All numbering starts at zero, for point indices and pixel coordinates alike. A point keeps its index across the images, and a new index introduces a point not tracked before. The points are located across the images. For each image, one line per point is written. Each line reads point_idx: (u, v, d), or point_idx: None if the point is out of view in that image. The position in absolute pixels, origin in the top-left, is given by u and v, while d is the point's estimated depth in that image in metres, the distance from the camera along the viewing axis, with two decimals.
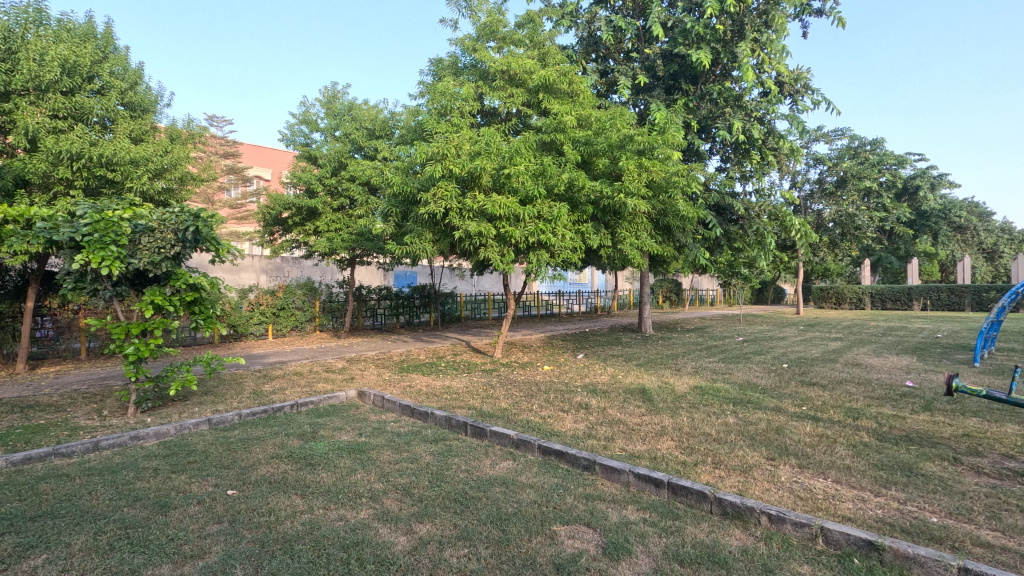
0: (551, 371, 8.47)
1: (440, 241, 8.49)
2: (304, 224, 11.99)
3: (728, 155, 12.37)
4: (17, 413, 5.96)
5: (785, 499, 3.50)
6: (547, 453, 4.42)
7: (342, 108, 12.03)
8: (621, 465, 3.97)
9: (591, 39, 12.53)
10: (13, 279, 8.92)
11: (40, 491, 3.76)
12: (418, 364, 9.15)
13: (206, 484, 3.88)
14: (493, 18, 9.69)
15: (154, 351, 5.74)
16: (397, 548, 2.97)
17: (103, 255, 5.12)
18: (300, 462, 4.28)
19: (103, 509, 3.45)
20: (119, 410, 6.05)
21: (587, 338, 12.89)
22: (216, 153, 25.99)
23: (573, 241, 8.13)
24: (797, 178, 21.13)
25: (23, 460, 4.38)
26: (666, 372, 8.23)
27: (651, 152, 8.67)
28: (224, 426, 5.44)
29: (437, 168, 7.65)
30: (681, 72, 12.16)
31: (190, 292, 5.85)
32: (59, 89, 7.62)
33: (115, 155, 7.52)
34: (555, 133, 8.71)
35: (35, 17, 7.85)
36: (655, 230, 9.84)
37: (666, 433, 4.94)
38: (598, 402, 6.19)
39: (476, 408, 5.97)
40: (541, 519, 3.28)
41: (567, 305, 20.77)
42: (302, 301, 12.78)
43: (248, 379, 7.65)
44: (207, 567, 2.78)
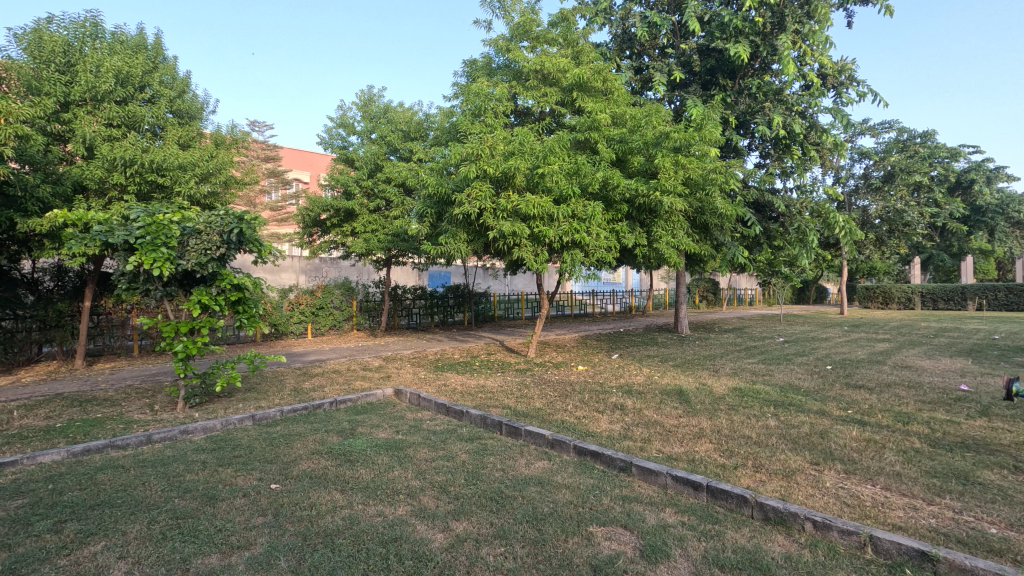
0: (585, 371, 8.41)
1: (474, 241, 8.53)
2: (342, 225, 12.25)
3: (767, 151, 12.02)
4: (77, 406, 6.30)
5: (830, 505, 3.39)
6: (583, 453, 4.40)
7: (378, 111, 12.24)
8: (658, 466, 3.92)
9: (625, 35, 12.37)
10: (71, 280, 9.48)
11: (98, 480, 3.96)
12: (453, 363, 9.24)
13: (250, 477, 4.01)
14: (526, 17, 9.69)
15: (201, 349, 5.98)
16: (434, 544, 3.01)
17: (154, 257, 5.37)
18: (339, 459, 4.38)
19: (156, 500, 3.61)
20: (169, 406, 6.32)
21: (622, 338, 12.76)
22: (257, 157, 26.87)
23: (607, 241, 8.06)
24: (841, 173, 20.39)
25: (82, 451, 4.62)
26: (704, 373, 8.06)
27: (687, 149, 8.52)
28: (267, 422, 5.61)
29: (471, 169, 7.70)
30: (718, 67, 11.90)
31: (235, 292, 6.06)
32: (113, 99, 8.00)
33: (165, 161, 7.86)
34: (589, 131, 8.65)
35: (92, 31, 8.28)
36: (692, 229, 9.65)
37: (704, 436, 4.85)
38: (634, 403, 6.12)
39: (511, 407, 5.99)
40: (578, 519, 3.27)
41: (601, 305, 20.61)
42: (340, 301, 13.06)
43: (289, 377, 7.87)
44: (253, 558, 2.87)
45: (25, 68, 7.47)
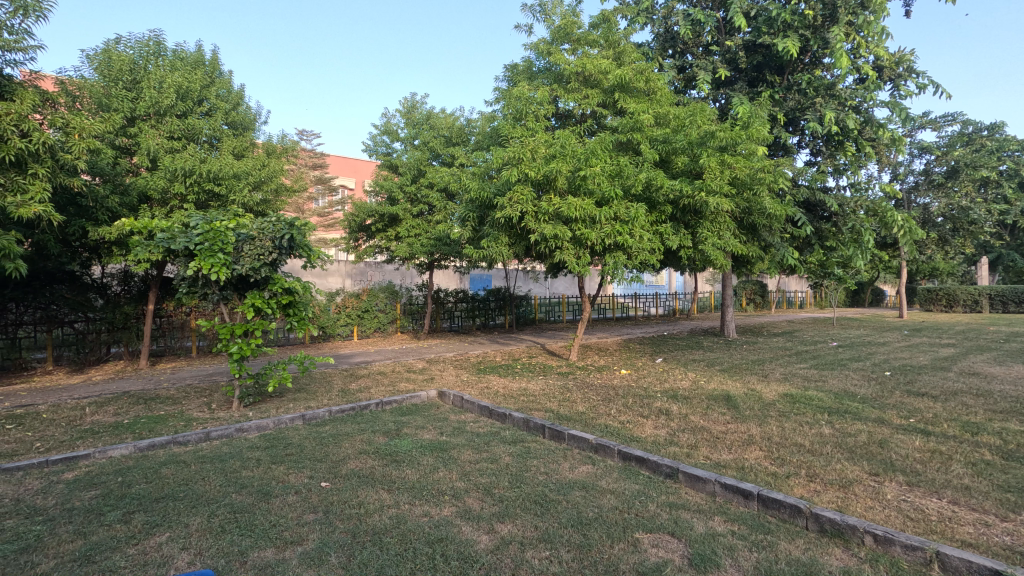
0: (628, 375, 8.28)
1: (515, 244, 8.55)
2: (386, 230, 12.50)
3: (818, 148, 11.57)
4: (143, 404, 6.66)
5: (892, 518, 3.23)
6: (628, 459, 4.34)
7: (421, 118, 12.45)
8: (706, 474, 3.83)
9: (668, 34, 12.16)
10: (136, 284, 9.98)
11: (163, 475, 4.18)
12: (495, 366, 9.29)
13: (302, 475, 4.15)
14: (567, 20, 9.66)
15: (254, 350, 6.23)
16: (480, 546, 3.03)
17: (212, 262, 5.62)
18: (386, 459, 4.48)
19: (215, 494, 3.78)
20: (225, 404, 6.61)
21: (666, 342, 12.52)
22: (305, 165, 27.86)
23: (651, 243, 7.94)
24: (899, 170, 19.41)
25: (148, 447, 4.89)
26: (753, 378, 7.82)
27: (734, 148, 8.31)
28: (316, 421, 5.79)
29: (513, 173, 7.71)
30: (765, 63, 11.56)
31: (286, 296, 6.28)
32: (174, 113, 8.46)
33: (222, 171, 8.24)
34: (631, 132, 8.56)
35: (155, 49, 8.81)
36: (738, 230, 9.38)
37: (754, 443, 4.70)
38: (681, 408, 5.99)
39: (554, 410, 5.96)
40: (623, 525, 3.24)
41: (644, 308, 20.31)
42: (385, 304, 13.33)
43: (337, 378, 8.09)
44: (306, 553, 2.96)
45: (96, 87, 7.99)
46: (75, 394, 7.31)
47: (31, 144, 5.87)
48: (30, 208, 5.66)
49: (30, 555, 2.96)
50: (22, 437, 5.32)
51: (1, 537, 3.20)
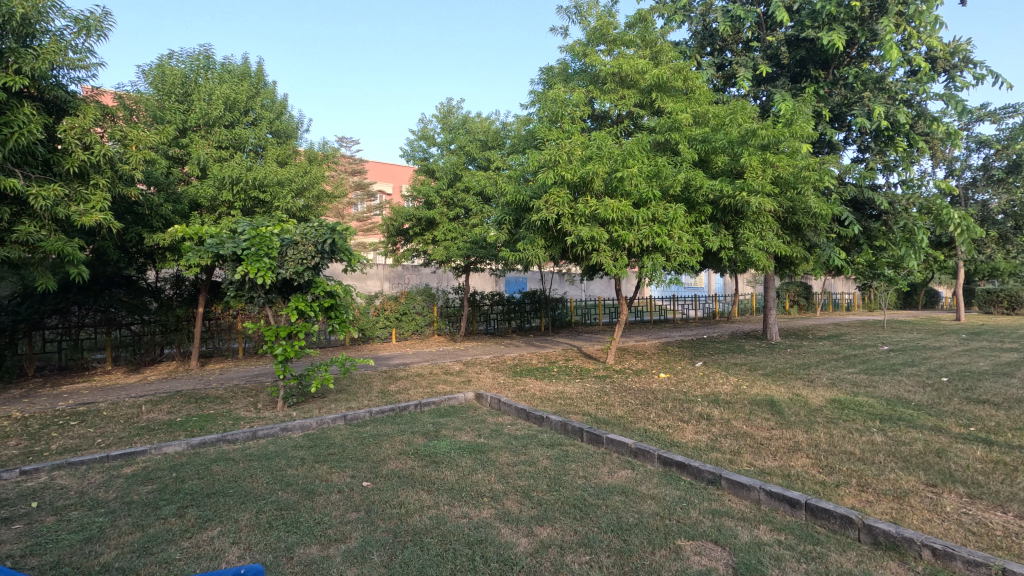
0: (667, 379, 8.15)
1: (552, 246, 8.53)
2: (423, 234, 12.67)
3: (866, 145, 11.12)
4: (194, 403, 6.95)
5: (952, 532, 3.07)
6: (668, 464, 4.27)
7: (457, 122, 12.59)
8: (750, 480, 3.73)
9: (706, 31, 11.92)
10: (188, 288, 10.37)
11: (213, 471, 4.35)
12: (531, 369, 9.28)
13: (344, 475, 4.23)
14: (603, 21, 9.60)
15: (298, 352, 6.42)
16: (519, 549, 3.03)
17: (259, 266, 5.83)
18: (425, 460, 4.53)
19: (262, 491, 3.91)
20: (270, 404, 6.83)
21: (706, 345, 12.24)
22: (345, 171, 28.54)
23: (690, 244, 7.81)
24: (955, 165, 18.47)
25: (199, 444, 5.09)
26: (798, 383, 7.56)
27: (776, 146, 8.09)
28: (357, 421, 5.92)
29: (549, 175, 7.70)
30: (809, 57, 11.21)
31: (328, 299, 6.46)
32: (222, 123, 8.81)
33: (266, 178, 8.55)
34: (669, 132, 8.44)
35: (204, 63, 9.20)
36: (782, 230, 9.09)
37: (800, 450, 4.55)
38: (722, 413, 5.85)
39: (592, 414, 5.92)
40: (665, 531, 3.18)
41: (682, 310, 19.96)
42: (422, 306, 13.52)
43: (376, 379, 8.26)
44: (349, 551, 3.03)
45: (151, 100, 8.40)
46: (132, 393, 7.68)
47: (92, 156, 6.21)
48: (92, 216, 5.98)
49: (94, 545, 3.13)
50: (85, 433, 5.63)
51: (68, 527, 3.39)
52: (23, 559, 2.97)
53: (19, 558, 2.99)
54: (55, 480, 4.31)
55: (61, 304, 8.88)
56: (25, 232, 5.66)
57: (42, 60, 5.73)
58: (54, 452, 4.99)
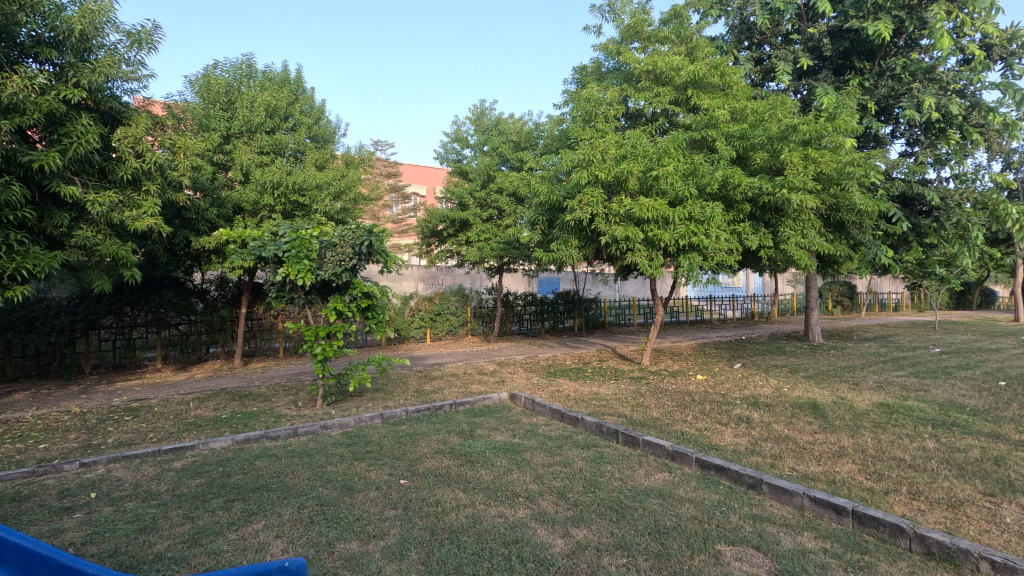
0: (704, 381, 7.98)
1: (586, 247, 8.48)
2: (457, 235, 12.80)
3: (916, 138, 10.63)
4: (238, 400, 7.19)
5: (1012, 545, 2.91)
6: (706, 467, 4.19)
7: (490, 124, 12.65)
8: (793, 486, 3.62)
9: (744, 25, 11.65)
10: (231, 288, 10.68)
11: (258, 467, 4.49)
12: (566, 369, 9.25)
13: (382, 472, 4.31)
14: (637, 18, 9.50)
15: (336, 351, 6.57)
16: (555, 549, 3.03)
17: (299, 268, 6.00)
18: (461, 459, 4.57)
19: (304, 487, 4.02)
20: (310, 402, 7.01)
21: (744, 346, 11.95)
22: (380, 174, 29.04)
23: (728, 243, 7.65)
24: (1014, 157, 17.50)
25: (244, 440, 5.27)
26: (842, 386, 7.30)
27: (818, 141, 7.84)
28: (393, 420, 6.01)
29: (583, 175, 7.65)
30: (853, 48, 10.82)
31: (365, 299, 6.59)
32: (264, 130, 9.10)
33: (306, 182, 8.79)
34: (706, 129, 8.31)
35: (247, 71, 9.53)
36: (824, 228, 8.80)
37: (846, 455, 4.39)
38: (762, 416, 5.70)
39: (627, 415, 5.86)
40: (704, 536, 3.13)
41: (719, 310, 19.54)
42: (456, 307, 13.64)
43: (412, 379, 8.37)
44: (388, 548, 3.09)
45: (197, 109, 8.73)
46: (181, 390, 7.98)
47: (144, 163, 6.51)
48: (144, 221, 6.26)
49: (148, 535, 3.28)
50: (138, 428, 5.90)
51: (124, 517, 3.56)
52: (84, 546, 3.13)
53: (80, 546, 3.15)
54: (112, 472, 4.53)
55: (115, 305, 9.31)
56: (84, 237, 5.97)
57: (97, 73, 6.03)
58: (110, 445, 5.25)
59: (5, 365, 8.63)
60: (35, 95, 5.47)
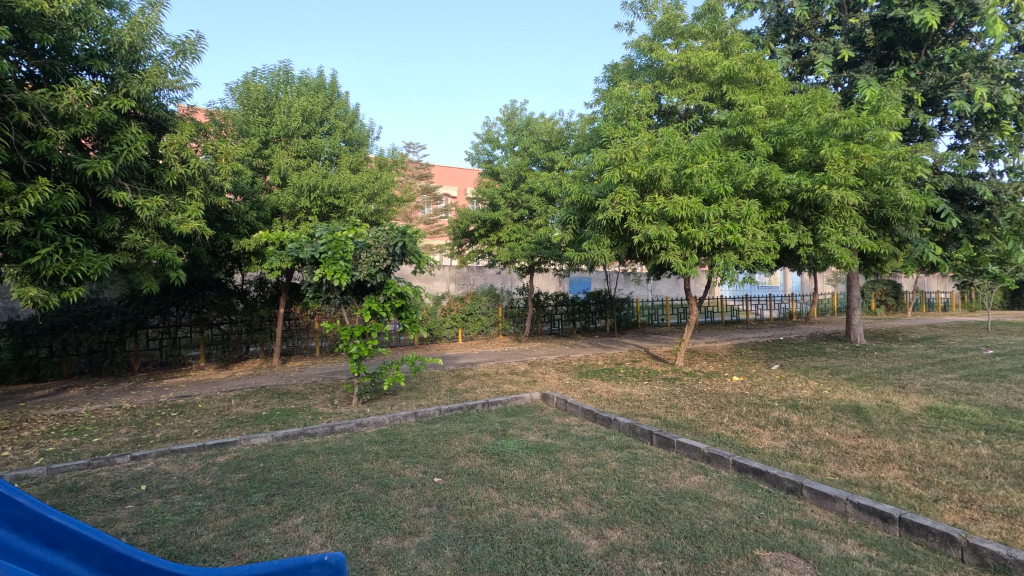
0: (741, 382, 7.81)
1: (618, 246, 8.40)
2: (489, 235, 12.86)
3: (966, 130, 10.16)
4: (277, 398, 7.39)
5: None
6: (744, 470, 4.10)
7: (521, 124, 12.67)
8: (835, 491, 3.52)
9: (781, 18, 11.34)
10: (270, 289, 10.99)
11: (297, 463, 4.61)
12: (598, 369, 9.19)
13: (416, 470, 4.37)
14: (670, 14, 9.36)
15: (371, 351, 6.69)
16: (590, 550, 3.02)
17: (335, 269, 6.13)
18: (494, 458, 4.60)
19: (341, 483, 4.11)
20: (346, 400, 7.16)
21: (783, 347, 11.65)
22: (412, 176, 29.41)
23: (765, 241, 7.47)
24: None
25: (283, 437, 5.42)
26: (888, 389, 7.03)
27: (860, 135, 7.58)
28: (427, 419, 6.09)
29: (615, 174, 7.58)
30: (898, 38, 10.41)
31: (399, 299, 6.67)
32: (300, 134, 9.34)
33: (341, 185, 8.98)
34: (741, 125, 8.14)
35: (284, 78, 9.80)
36: (867, 225, 8.49)
37: (892, 461, 4.23)
38: (802, 419, 5.54)
39: (661, 417, 5.79)
40: (742, 540, 3.06)
41: (756, 310, 19.09)
42: (487, 307, 13.72)
43: (444, 378, 8.47)
44: (423, 545, 3.12)
45: (237, 115, 9.02)
46: (223, 388, 8.26)
47: (189, 169, 6.78)
48: (189, 224, 6.52)
49: (194, 527, 3.41)
50: (184, 423, 6.13)
51: (172, 509, 3.72)
52: (136, 536, 3.28)
53: (133, 535, 3.30)
54: (160, 465, 4.72)
55: (162, 305, 9.70)
56: (134, 240, 6.24)
57: (146, 83, 6.31)
58: (158, 440, 5.48)
59: (61, 363, 9.09)
60: (89, 105, 5.74)
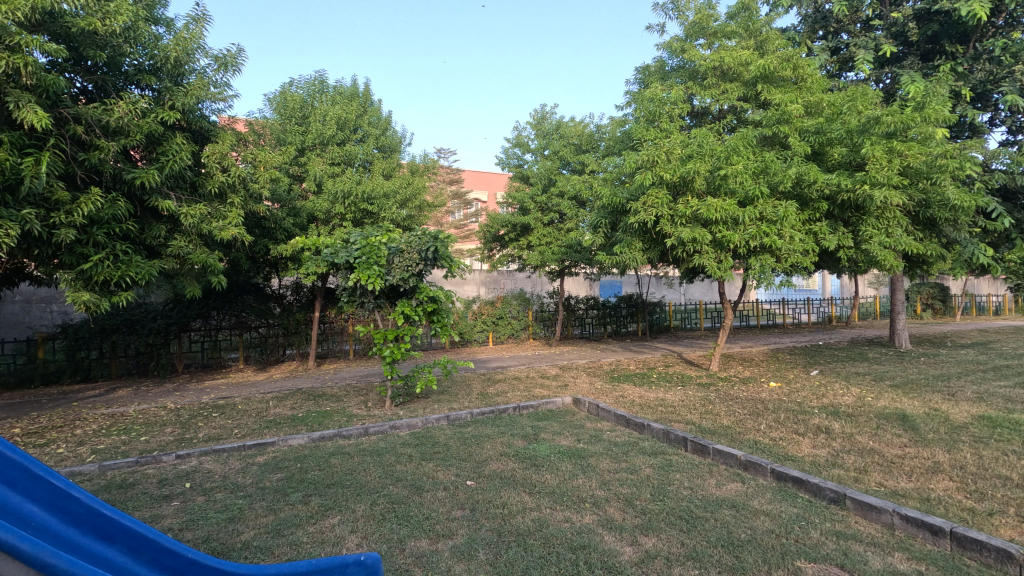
0: (778, 388, 7.62)
1: (650, 249, 8.31)
2: (519, 239, 12.87)
3: (1019, 125, 9.70)
4: (312, 400, 7.55)
5: None
6: (783, 479, 4.00)
7: (551, 128, 12.67)
8: (881, 502, 3.39)
9: (818, 14, 11.04)
10: (306, 293, 11.27)
11: (333, 464, 4.70)
12: (630, 374, 9.08)
13: (449, 472, 4.41)
14: (702, 14, 9.23)
15: (404, 354, 6.77)
16: (624, 557, 2.99)
17: (369, 274, 6.24)
18: (526, 462, 4.60)
19: (376, 485, 4.17)
20: (379, 403, 7.27)
21: (822, 352, 11.30)
22: (442, 181, 29.72)
23: (803, 243, 7.28)
24: None
25: (319, 438, 5.53)
26: (936, 396, 6.73)
27: (904, 133, 7.32)
28: (459, 422, 6.13)
29: (646, 176, 7.49)
30: (943, 32, 10.04)
31: (431, 304, 6.73)
32: (335, 141, 9.56)
33: (374, 191, 9.15)
34: (778, 125, 7.96)
35: (320, 87, 10.05)
36: (912, 226, 8.17)
37: (942, 472, 4.05)
38: (844, 427, 5.36)
39: (696, 423, 5.69)
40: (781, 551, 2.98)
41: (793, 314, 18.59)
42: (517, 311, 13.76)
43: (476, 382, 8.50)
44: (456, 547, 3.14)
45: (275, 125, 9.29)
46: (262, 389, 8.50)
47: (229, 177, 7.02)
48: (229, 230, 6.73)
49: (236, 524, 3.52)
50: (224, 424, 6.32)
51: (215, 506, 3.84)
52: (181, 532, 3.40)
53: (178, 531, 3.43)
54: (203, 464, 4.88)
55: (204, 309, 10.05)
56: (178, 247, 6.49)
57: (189, 96, 6.56)
58: (201, 439, 5.67)
59: (110, 364, 9.50)
60: (137, 117, 6.00)
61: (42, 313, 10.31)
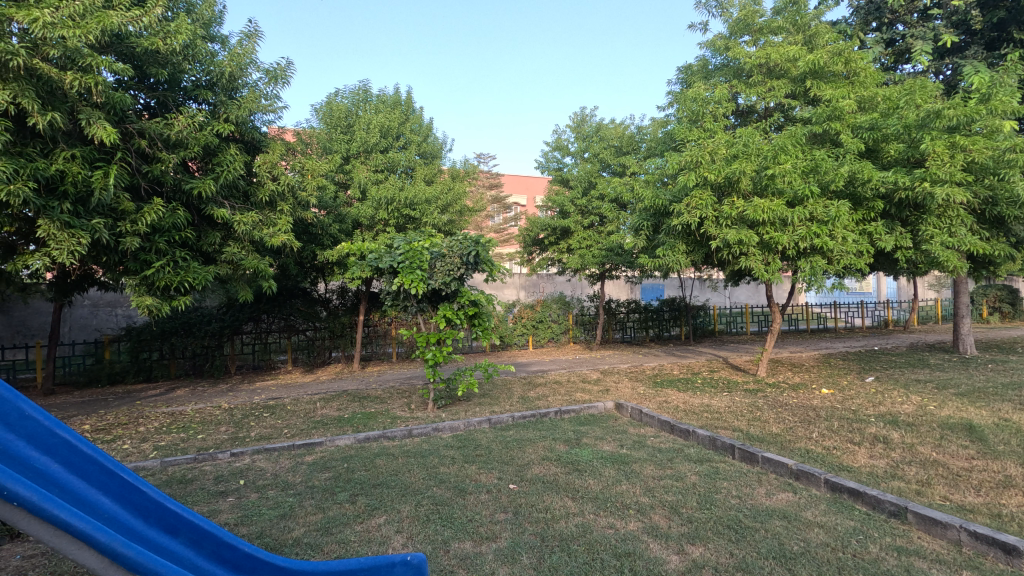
0: (830, 395, 7.31)
1: (694, 251, 8.14)
2: (558, 243, 12.84)
3: None
4: (358, 402, 7.72)
5: None
6: (838, 490, 3.84)
7: (591, 130, 12.61)
8: (947, 517, 3.21)
9: (872, 5, 10.57)
10: (351, 297, 11.54)
11: (378, 464, 4.80)
12: (673, 379, 8.90)
13: (491, 476, 4.43)
14: (747, 10, 9.00)
15: (446, 357, 6.85)
16: (670, 566, 2.93)
17: (412, 277, 6.35)
18: (569, 467, 4.57)
19: (420, 486, 4.23)
20: (422, 405, 7.38)
21: (877, 358, 10.79)
22: (482, 186, 30.00)
23: (857, 245, 6.99)
24: None
25: (365, 438, 5.66)
26: (1006, 405, 6.32)
27: (967, 126, 6.93)
28: (501, 425, 6.15)
29: (690, 177, 7.35)
30: (1010, 18, 9.46)
31: (472, 307, 6.78)
32: (379, 149, 9.78)
33: (417, 197, 9.33)
34: (828, 122, 7.67)
35: (364, 96, 10.31)
36: (977, 224, 7.72)
37: (1015, 486, 3.80)
38: (903, 437, 5.10)
39: (744, 430, 5.53)
40: (838, 565, 2.86)
41: (845, 318, 17.83)
42: (557, 314, 13.72)
43: (516, 385, 8.52)
44: (500, 550, 3.16)
45: (322, 134, 9.60)
46: (309, 390, 8.76)
47: (279, 185, 7.28)
48: (279, 237, 6.98)
49: (287, 521, 3.64)
50: (274, 424, 6.55)
51: (268, 503, 3.98)
52: (237, 527, 3.55)
53: (234, 526, 3.57)
54: (255, 462, 5.08)
55: (255, 313, 10.45)
56: (232, 253, 6.78)
57: (243, 109, 6.85)
58: (253, 438, 5.89)
59: (170, 365, 9.99)
60: (196, 130, 6.31)
61: (108, 316, 10.95)
